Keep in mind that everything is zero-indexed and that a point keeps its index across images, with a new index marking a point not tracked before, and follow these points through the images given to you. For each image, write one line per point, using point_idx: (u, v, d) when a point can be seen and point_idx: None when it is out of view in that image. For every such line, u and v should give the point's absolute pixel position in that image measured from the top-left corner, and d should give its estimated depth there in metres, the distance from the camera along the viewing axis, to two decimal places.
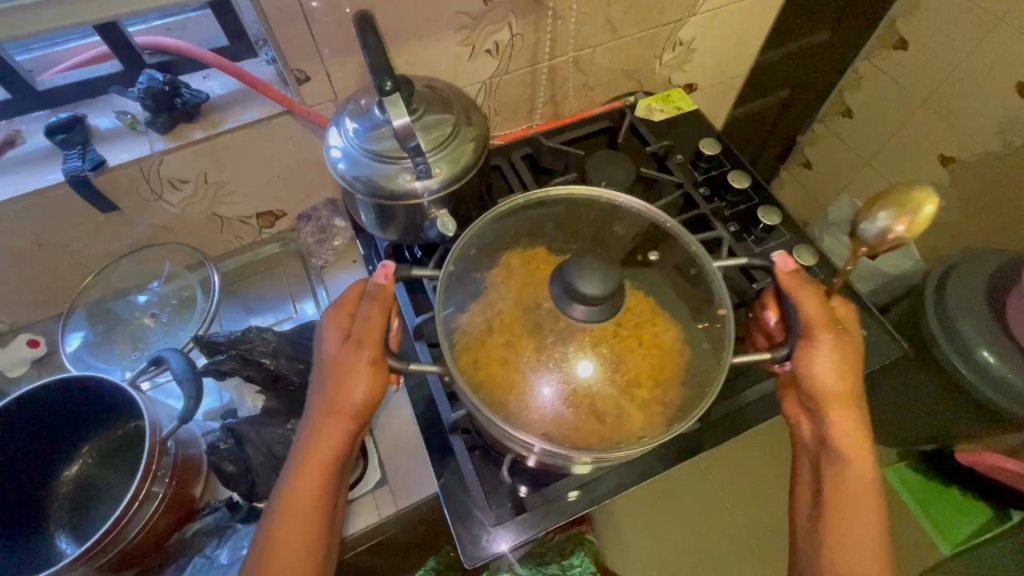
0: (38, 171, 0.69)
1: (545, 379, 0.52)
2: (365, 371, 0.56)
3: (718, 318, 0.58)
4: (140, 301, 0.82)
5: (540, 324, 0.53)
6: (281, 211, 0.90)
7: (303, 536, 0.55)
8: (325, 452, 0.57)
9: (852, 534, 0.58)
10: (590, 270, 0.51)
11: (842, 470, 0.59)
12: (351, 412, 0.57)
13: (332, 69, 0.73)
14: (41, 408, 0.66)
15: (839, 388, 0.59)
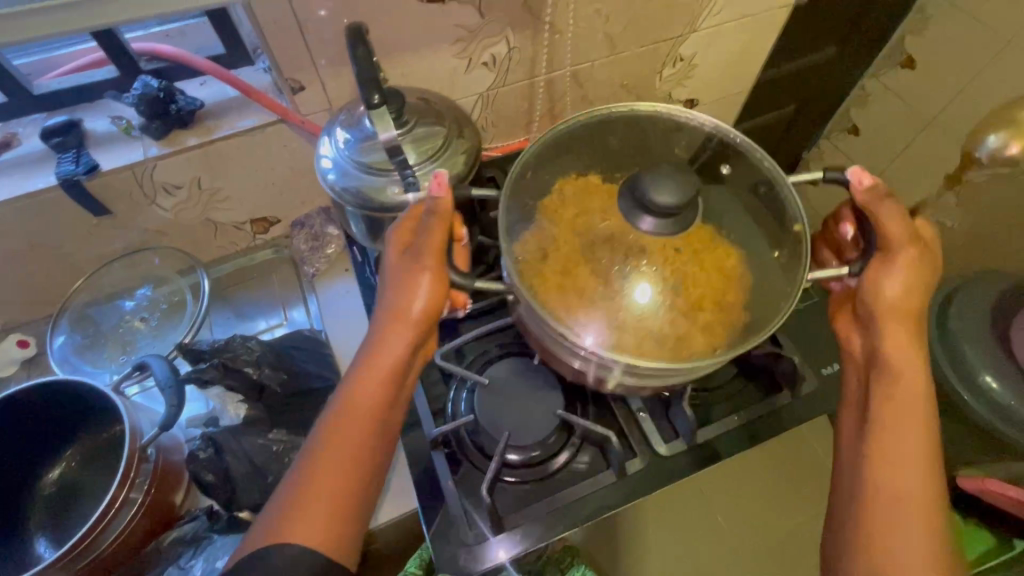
0: (32, 174, 0.70)
1: (609, 294, 0.55)
2: (429, 281, 0.55)
3: (794, 235, 0.61)
4: (130, 304, 0.82)
5: (595, 249, 0.56)
6: (275, 218, 0.90)
7: (357, 447, 0.52)
8: (385, 361, 0.55)
9: (903, 450, 0.52)
10: (666, 179, 0.52)
11: (893, 384, 0.55)
12: (412, 323, 0.56)
13: (327, 79, 0.73)
14: (25, 410, 0.66)
15: (898, 300, 0.56)
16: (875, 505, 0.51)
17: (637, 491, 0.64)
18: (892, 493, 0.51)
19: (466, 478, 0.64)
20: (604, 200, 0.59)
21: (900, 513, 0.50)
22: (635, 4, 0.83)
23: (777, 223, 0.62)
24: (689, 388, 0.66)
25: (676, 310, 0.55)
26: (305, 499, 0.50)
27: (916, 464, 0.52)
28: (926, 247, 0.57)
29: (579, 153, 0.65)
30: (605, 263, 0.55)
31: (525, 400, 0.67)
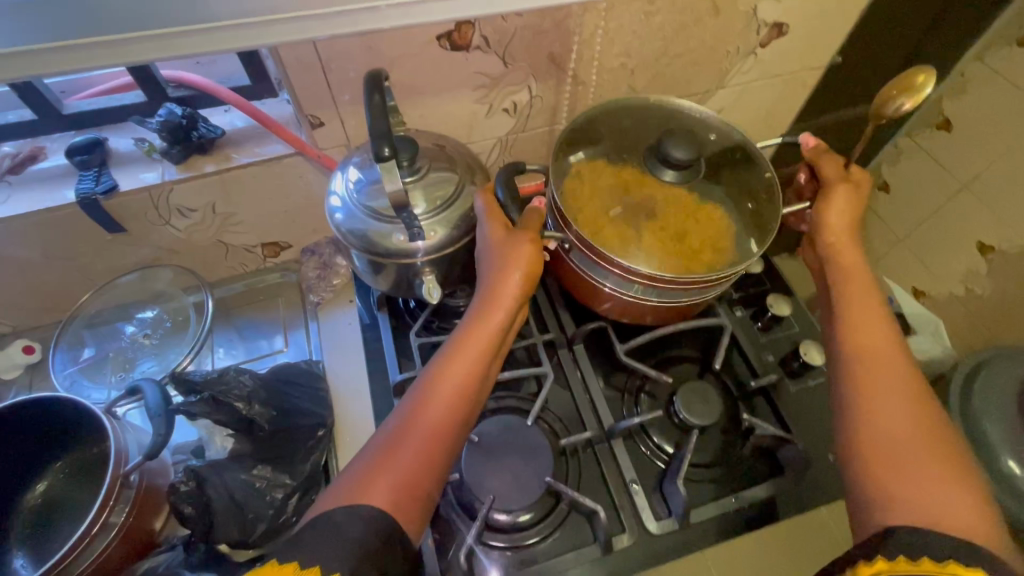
0: (53, 188, 0.71)
1: (627, 226, 0.69)
2: (531, 259, 0.60)
3: (766, 180, 0.73)
4: (136, 320, 0.83)
5: (614, 203, 0.71)
6: (286, 242, 0.90)
7: (448, 407, 0.53)
8: (490, 324, 0.58)
9: (866, 331, 0.58)
10: (678, 144, 0.69)
11: (846, 290, 0.62)
12: (512, 298, 0.59)
13: (346, 116, 0.73)
14: (19, 421, 0.67)
15: (841, 220, 0.66)
16: (857, 390, 0.54)
17: (621, 569, 0.61)
18: (867, 378, 0.54)
19: (445, 541, 0.62)
20: (621, 169, 0.74)
21: (881, 395, 0.53)
22: (661, 60, 0.83)
23: (753, 174, 0.74)
24: (685, 464, 0.63)
25: (681, 243, 0.70)
26: (390, 451, 0.50)
27: (886, 353, 0.56)
28: (858, 173, 0.69)
29: (591, 133, 0.75)
30: (623, 208, 0.71)
31: (514, 460, 0.65)
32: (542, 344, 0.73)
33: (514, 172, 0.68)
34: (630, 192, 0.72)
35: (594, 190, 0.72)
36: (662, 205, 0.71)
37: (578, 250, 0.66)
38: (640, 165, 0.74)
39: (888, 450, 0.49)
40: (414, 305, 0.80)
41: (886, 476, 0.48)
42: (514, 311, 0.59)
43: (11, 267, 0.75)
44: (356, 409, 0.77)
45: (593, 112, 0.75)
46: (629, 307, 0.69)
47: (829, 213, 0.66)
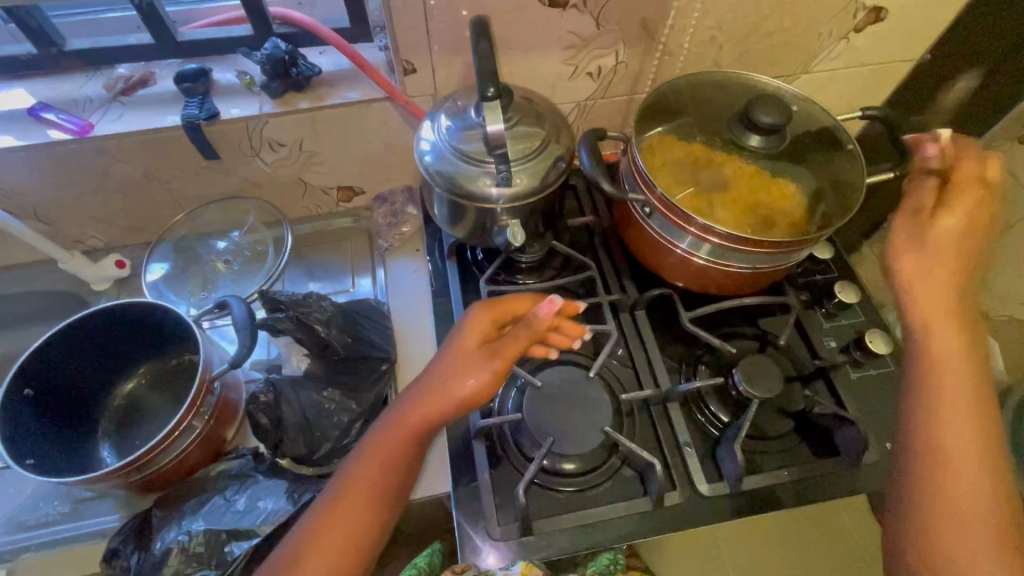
0: (162, 111, 0.76)
1: (701, 192, 0.71)
2: (486, 378, 0.57)
3: (848, 152, 0.73)
4: (219, 246, 0.87)
5: (687, 174, 0.72)
6: (360, 188, 0.93)
7: (364, 504, 0.56)
8: (425, 425, 0.57)
9: (948, 370, 0.53)
10: (765, 108, 0.69)
11: (942, 356, 0.53)
12: (456, 409, 0.57)
13: (439, 65, 0.76)
14: (119, 321, 0.72)
15: (946, 274, 0.56)
16: (936, 471, 0.50)
17: (670, 524, 0.63)
18: (943, 442, 0.51)
19: (503, 475, 0.66)
20: (705, 137, 0.74)
21: (963, 492, 0.49)
22: (752, 36, 0.82)
23: (835, 146, 0.74)
24: (743, 432, 0.64)
25: (758, 216, 0.70)
26: (315, 542, 0.54)
27: (961, 397, 0.52)
28: (952, 200, 0.57)
29: (666, 106, 0.75)
30: (697, 179, 0.71)
31: (571, 410, 0.67)
32: (608, 305, 0.74)
33: (599, 137, 0.69)
34: (710, 161, 0.73)
35: (675, 154, 0.73)
36: (741, 176, 0.72)
37: (659, 213, 0.68)
38: (725, 132, 0.73)
39: (951, 523, 0.48)
40: (481, 256, 0.82)
41: (941, 533, 0.48)
42: (445, 421, 0.58)
43: (114, 185, 0.81)
44: (417, 350, 0.80)
45: (666, 87, 0.75)
46: (698, 272, 0.71)
47: (919, 268, 0.56)
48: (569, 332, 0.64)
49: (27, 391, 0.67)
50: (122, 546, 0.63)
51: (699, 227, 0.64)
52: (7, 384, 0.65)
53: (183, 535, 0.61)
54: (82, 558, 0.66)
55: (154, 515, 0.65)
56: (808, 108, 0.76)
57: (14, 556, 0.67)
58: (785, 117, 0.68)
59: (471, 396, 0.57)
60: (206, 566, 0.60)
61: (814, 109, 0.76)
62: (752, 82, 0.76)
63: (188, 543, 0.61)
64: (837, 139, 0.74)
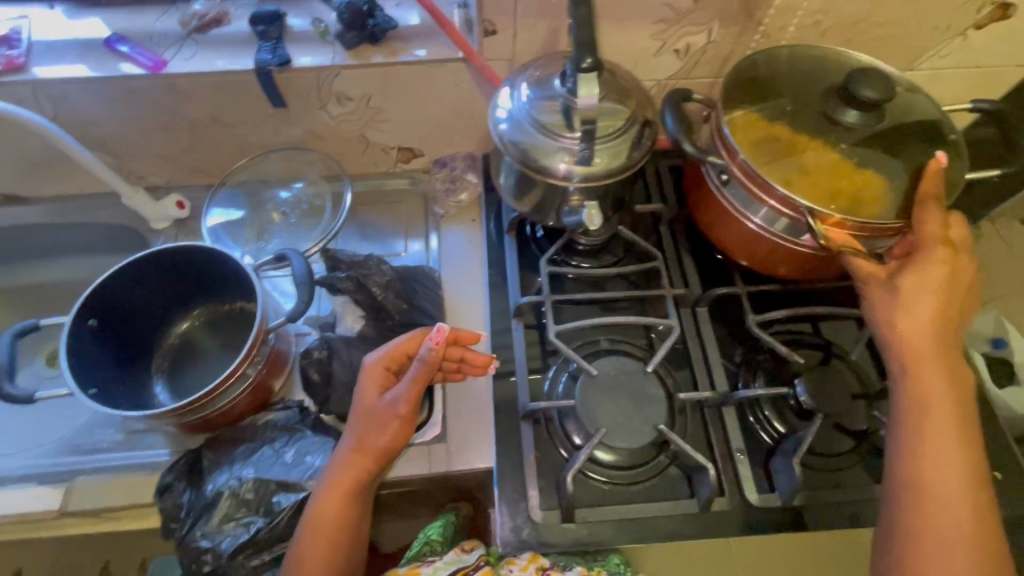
0: (235, 54, 0.75)
1: (787, 164, 0.65)
2: (395, 422, 0.61)
3: (950, 142, 0.67)
4: (280, 196, 0.86)
5: (772, 141, 0.66)
6: (420, 150, 0.91)
7: (327, 554, 0.58)
8: (349, 477, 0.59)
9: (933, 409, 0.54)
10: (870, 79, 0.64)
11: (922, 393, 0.54)
12: (374, 454, 0.60)
13: (520, 28, 0.72)
14: (181, 261, 0.73)
15: (931, 308, 0.56)
16: (922, 504, 0.51)
17: (717, 530, 0.61)
18: (927, 472, 0.52)
19: (548, 458, 0.65)
20: (793, 106, 0.68)
21: (946, 520, 0.50)
22: (857, 26, 0.76)
23: (937, 133, 0.68)
24: (804, 447, 0.61)
25: (844, 195, 0.63)
26: None
27: (942, 430, 0.53)
28: (918, 257, 0.58)
29: (755, 74, 0.70)
30: (783, 148, 0.66)
31: (625, 401, 0.65)
32: (672, 297, 0.71)
33: (682, 99, 0.65)
34: (793, 140, 0.66)
35: (757, 131, 0.67)
36: (825, 158, 0.65)
37: (737, 182, 0.64)
38: (818, 104, 0.68)
39: (941, 555, 0.49)
40: (542, 235, 0.80)
41: (929, 565, 0.49)
42: (375, 470, 0.61)
43: (179, 125, 0.80)
44: (468, 321, 0.78)
45: (757, 56, 0.71)
46: (762, 248, 0.67)
47: (901, 318, 0.57)
48: (478, 363, 0.69)
49: (91, 322, 0.68)
50: (175, 482, 0.65)
51: (781, 198, 0.61)
52: (74, 313, 0.66)
53: (234, 481, 0.63)
54: (134, 486, 0.68)
55: (206, 456, 0.66)
56: (911, 96, 0.70)
57: (71, 477, 0.69)
58: (890, 93, 0.63)
59: (390, 443, 0.61)
60: (253, 514, 0.62)
61: (918, 95, 0.71)
62: (855, 59, 0.71)
63: (238, 489, 0.62)
64: (940, 130, 0.67)
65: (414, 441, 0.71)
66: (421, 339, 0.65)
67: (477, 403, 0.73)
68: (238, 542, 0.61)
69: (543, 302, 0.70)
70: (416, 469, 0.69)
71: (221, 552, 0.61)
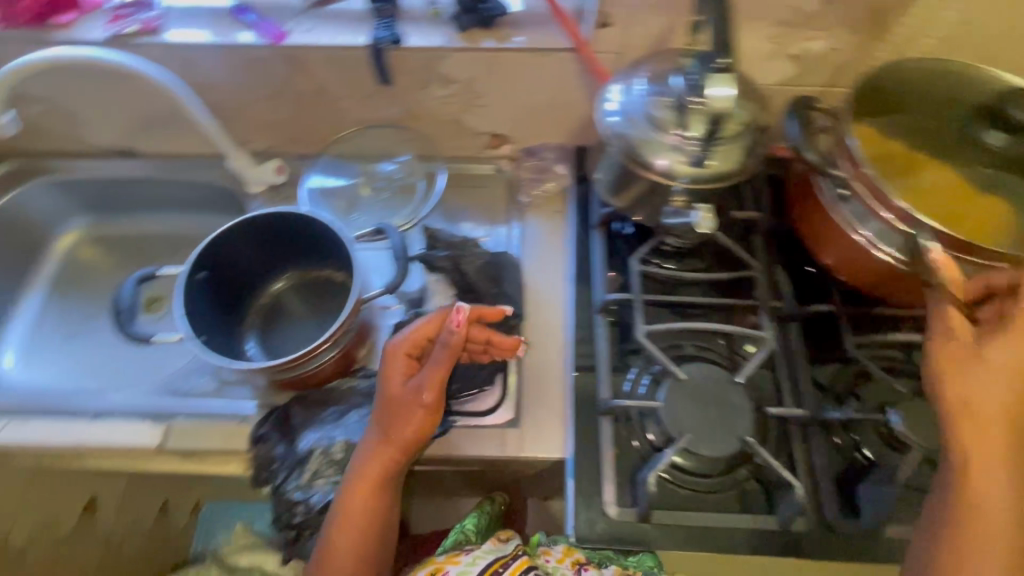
0: (351, 29, 0.77)
1: None
2: (421, 411, 0.61)
3: None
4: (383, 169, 0.89)
5: (890, 156, 0.69)
6: (511, 138, 0.90)
7: (360, 534, 0.61)
8: (378, 468, 0.62)
9: (994, 464, 0.51)
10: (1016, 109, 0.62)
11: (983, 448, 0.51)
12: (401, 444, 0.61)
13: (636, 23, 0.71)
14: (282, 227, 0.76)
15: (1010, 361, 0.52)
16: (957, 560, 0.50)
17: (797, 551, 0.59)
18: (972, 529, 0.50)
19: (624, 456, 0.65)
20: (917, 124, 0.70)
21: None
22: (999, 41, 0.71)
23: None
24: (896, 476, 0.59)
25: (959, 218, 0.64)
26: (322, 563, 0.61)
27: (997, 487, 0.50)
28: (1016, 320, 0.53)
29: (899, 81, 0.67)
30: (900, 168, 0.68)
31: (708, 408, 0.64)
32: (767, 312, 0.70)
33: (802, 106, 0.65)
34: (909, 156, 0.69)
35: (877, 145, 0.69)
36: (946, 180, 0.68)
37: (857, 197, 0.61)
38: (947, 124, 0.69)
39: None
40: (631, 232, 0.79)
41: None
42: (404, 457, 0.62)
43: (288, 95, 0.83)
44: (546, 313, 0.79)
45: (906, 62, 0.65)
46: (869, 267, 0.64)
47: (973, 365, 0.52)
48: (507, 346, 0.69)
49: (201, 275, 0.72)
50: (269, 434, 0.70)
51: (907, 217, 0.58)
52: (188, 265, 0.70)
53: (326, 441, 0.68)
54: (225, 434, 0.72)
55: (296, 414, 0.70)
56: None
57: (168, 418, 0.74)
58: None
59: (415, 433, 0.61)
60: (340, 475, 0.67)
61: None
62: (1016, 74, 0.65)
63: (330, 449, 0.68)
64: None
65: (487, 424, 0.73)
66: (441, 323, 0.64)
67: (554, 394, 0.74)
68: (326, 499, 0.67)
69: (632, 301, 0.71)
70: (489, 451, 0.71)
71: (312, 505, 0.67)
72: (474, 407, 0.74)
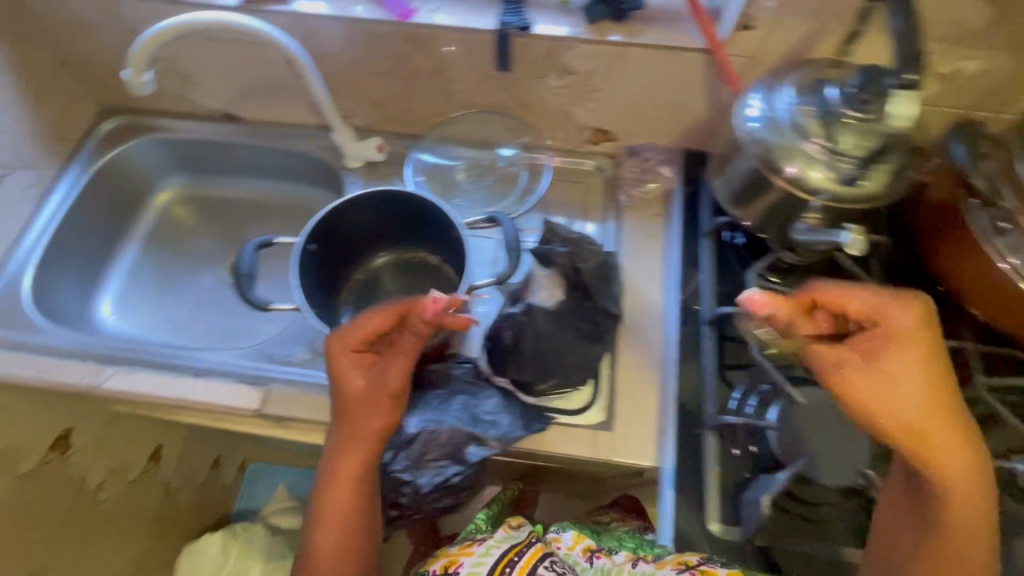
0: (478, 13, 0.77)
1: None
2: (391, 402, 0.61)
3: None
4: (503, 153, 0.89)
5: None
6: (615, 136, 0.88)
7: (345, 531, 0.61)
8: (355, 465, 0.61)
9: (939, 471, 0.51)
10: None
11: (931, 460, 0.51)
12: (374, 435, 0.61)
13: (780, 27, 0.68)
14: (391, 205, 0.76)
15: (922, 368, 0.51)
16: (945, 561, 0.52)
17: None
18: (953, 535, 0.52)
19: (728, 472, 0.65)
20: None
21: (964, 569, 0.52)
22: None
23: None
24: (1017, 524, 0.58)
25: None
26: (310, 562, 0.60)
27: (961, 483, 0.51)
28: (888, 323, 0.52)
29: None
30: None
31: (823, 436, 0.63)
32: None
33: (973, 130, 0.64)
34: None
35: None
36: None
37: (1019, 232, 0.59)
38: None
39: None
40: (740, 242, 0.78)
41: None
42: (377, 450, 0.62)
43: (402, 74, 0.83)
44: (644, 318, 0.77)
45: None
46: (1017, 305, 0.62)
47: (892, 390, 0.50)
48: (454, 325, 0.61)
49: (312, 246, 0.72)
50: None
51: None
52: (303, 235, 0.70)
53: (432, 423, 0.66)
54: (321, 406, 0.73)
55: None
56: None
57: (266, 383, 0.76)
58: None
59: (383, 424, 0.61)
60: (447, 460, 0.65)
61: None
62: None
63: (438, 432, 0.66)
64: None
65: (580, 424, 0.71)
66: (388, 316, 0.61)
67: (649, 400, 0.72)
68: (435, 484, 0.65)
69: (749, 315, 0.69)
70: (577, 453, 0.69)
71: (419, 486, 0.66)
72: (563, 406, 0.72)
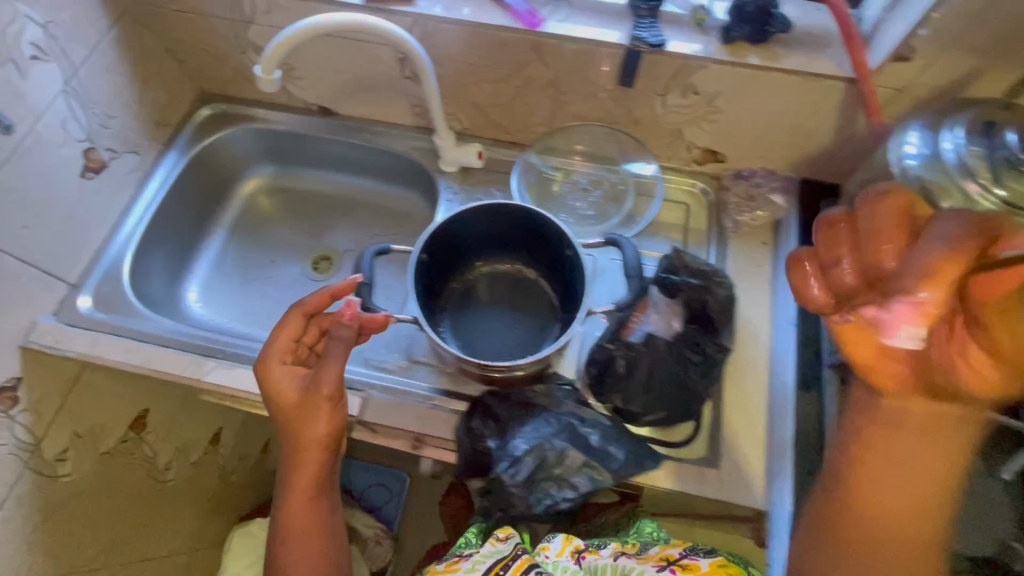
0: (607, 24, 0.74)
1: None
2: (324, 409, 0.59)
3: None
4: (631, 169, 0.87)
5: None
6: (725, 157, 0.85)
7: (311, 536, 0.63)
8: (307, 475, 0.62)
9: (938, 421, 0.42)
10: None
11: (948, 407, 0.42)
12: (318, 445, 0.60)
13: (938, 61, 0.64)
14: (502, 217, 0.75)
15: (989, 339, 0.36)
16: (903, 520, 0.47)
17: None
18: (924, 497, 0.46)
19: None
20: None
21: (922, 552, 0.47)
22: None
23: None
24: None
25: None
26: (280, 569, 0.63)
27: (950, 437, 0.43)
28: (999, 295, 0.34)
29: None
30: None
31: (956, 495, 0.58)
32: None
33: None
34: None
35: None
36: None
37: None
38: None
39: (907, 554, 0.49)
40: None
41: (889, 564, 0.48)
42: (324, 455, 0.62)
43: (515, 82, 0.81)
44: (750, 353, 0.75)
45: None
46: None
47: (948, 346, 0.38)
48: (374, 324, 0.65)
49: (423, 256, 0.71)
50: (475, 426, 0.69)
51: None
52: (418, 246, 0.69)
53: (542, 442, 0.66)
54: (419, 417, 0.72)
55: (502, 409, 0.70)
56: None
57: (364, 389, 0.74)
58: None
59: (328, 429, 0.60)
60: (560, 483, 0.65)
61: None
62: None
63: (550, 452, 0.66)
64: None
65: (683, 459, 0.69)
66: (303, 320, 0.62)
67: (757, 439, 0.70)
68: (549, 504, 0.65)
69: None
70: (684, 488, 0.67)
71: (531, 504, 0.65)
72: (667, 437, 0.70)
